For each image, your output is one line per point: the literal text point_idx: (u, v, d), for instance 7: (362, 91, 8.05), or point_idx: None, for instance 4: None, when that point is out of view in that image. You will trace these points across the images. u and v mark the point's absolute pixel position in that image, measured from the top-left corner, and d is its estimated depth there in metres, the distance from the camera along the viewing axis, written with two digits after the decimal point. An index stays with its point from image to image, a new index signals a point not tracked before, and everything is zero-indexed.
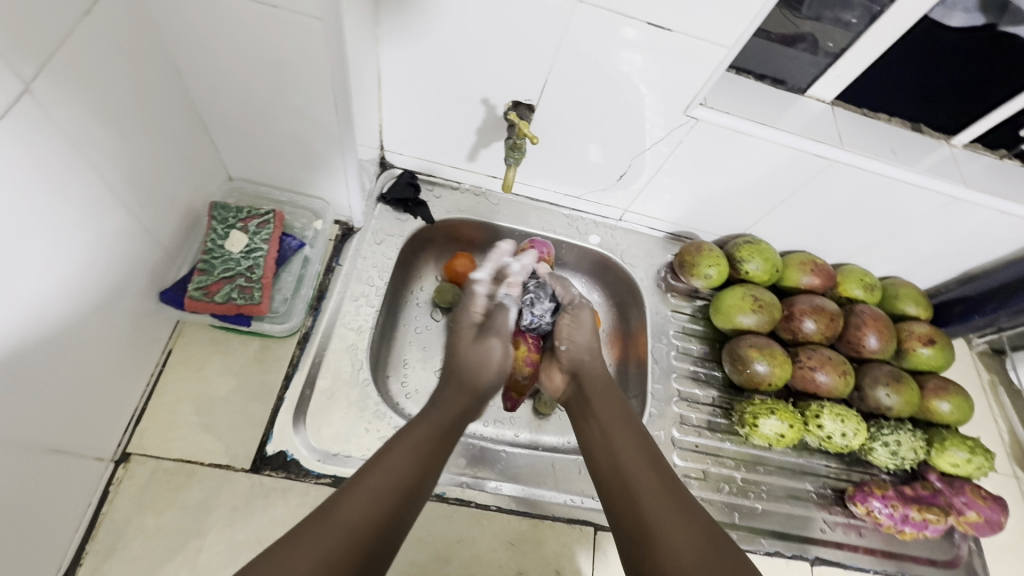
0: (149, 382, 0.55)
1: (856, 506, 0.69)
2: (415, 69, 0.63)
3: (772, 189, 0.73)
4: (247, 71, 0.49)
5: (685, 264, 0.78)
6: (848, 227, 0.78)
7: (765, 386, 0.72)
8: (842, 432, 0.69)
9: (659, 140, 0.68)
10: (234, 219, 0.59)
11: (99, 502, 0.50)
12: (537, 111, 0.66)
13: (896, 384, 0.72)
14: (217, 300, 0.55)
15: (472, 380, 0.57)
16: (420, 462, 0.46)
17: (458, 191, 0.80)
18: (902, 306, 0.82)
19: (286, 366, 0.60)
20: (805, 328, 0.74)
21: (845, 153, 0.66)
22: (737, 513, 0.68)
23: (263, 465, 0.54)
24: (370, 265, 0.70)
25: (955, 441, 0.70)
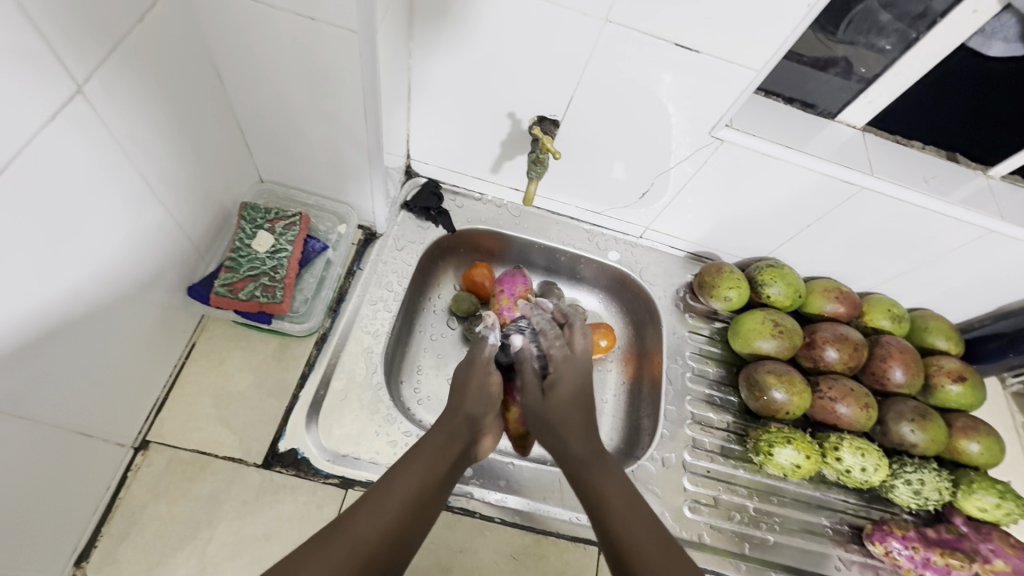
0: (172, 373, 0.57)
1: (874, 545, 0.66)
2: (445, 81, 0.64)
3: (798, 213, 0.72)
4: (283, 79, 0.51)
5: (705, 285, 0.77)
6: (876, 255, 0.77)
7: (782, 414, 0.70)
8: (861, 467, 0.67)
9: (684, 160, 0.68)
10: (263, 219, 0.60)
11: (117, 487, 0.51)
12: (562, 126, 0.66)
13: (921, 420, 0.70)
14: (241, 297, 0.56)
15: (479, 405, 0.57)
16: (419, 494, 0.46)
17: (480, 202, 0.81)
18: (931, 340, 0.80)
19: (303, 365, 0.61)
20: (827, 357, 0.72)
21: (875, 181, 0.64)
22: (747, 544, 0.66)
23: (275, 461, 0.55)
24: (390, 271, 0.71)
25: (983, 484, 0.67)
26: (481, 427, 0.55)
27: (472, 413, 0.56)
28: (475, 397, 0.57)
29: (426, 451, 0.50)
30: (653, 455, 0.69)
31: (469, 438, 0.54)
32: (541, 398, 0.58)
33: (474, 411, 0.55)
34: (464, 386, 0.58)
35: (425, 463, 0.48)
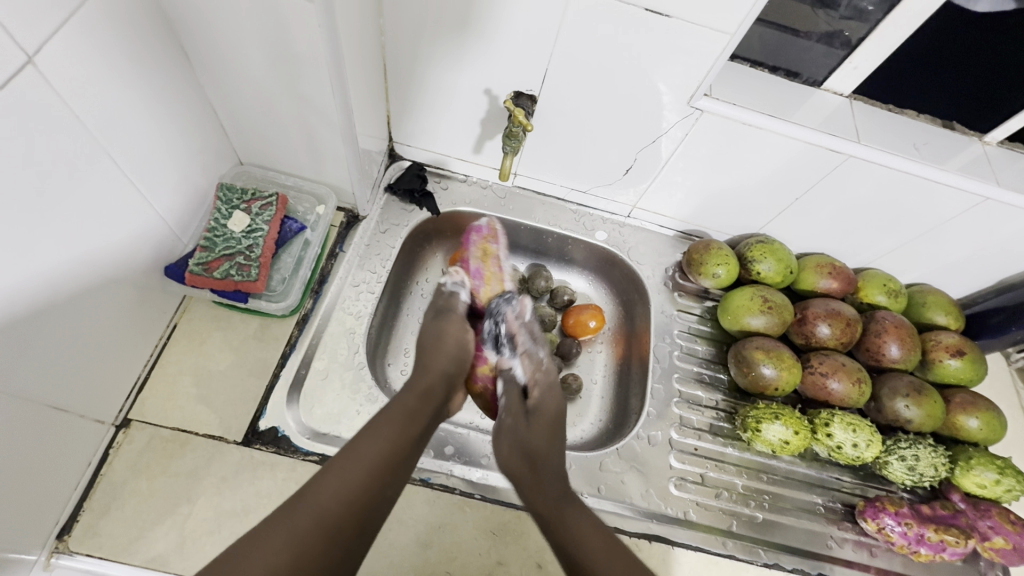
0: (152, 353, 0.58)
1: (867, 522, 0.64)
2: (420, 60, 0.64)
3: (785, 185, 0.70)
4: (249, 56, 0.51)
5: (693, 262, 0.76)
6: (870, 228, 0.75)
7: (772, 390, 0.69)
8: (853, 443, 0.65)
9: (665, 133, 0.66)
10: (239, 200, 0.61)
11: (99, 463, 0.52)
12: (539, 102, 0.66)
13: (917, 395, 0.68)
14: (215, 276, 0.57)
15: (446, 362, 0.56)
16: (390, 448, 0.45)
17: (465, 184, 0.81)
18: (931, 315, 0.77)
19: (283, 345, 0.61)
20: (819, 333, 0.71)
21: (861, 148, 0.62)
22: (735, 521, 0.64)
23: (254, 439, 0.56)
24: (373, 253, 0.71)
25: (982, 460, 0.65)
26: (455, 382, 0.56)
27: (442, 370, 0.55)
28: (449, 351, 0.58)
29: (398, 407, 0.48)
30: (639, 433, 0.68)
31: (444, 393, 0.54)
32: (518, 421, 0.56)
33: (443, 369, 0.55)
34: (437, 341, 0.58)
35: (396, 419, 0.47)
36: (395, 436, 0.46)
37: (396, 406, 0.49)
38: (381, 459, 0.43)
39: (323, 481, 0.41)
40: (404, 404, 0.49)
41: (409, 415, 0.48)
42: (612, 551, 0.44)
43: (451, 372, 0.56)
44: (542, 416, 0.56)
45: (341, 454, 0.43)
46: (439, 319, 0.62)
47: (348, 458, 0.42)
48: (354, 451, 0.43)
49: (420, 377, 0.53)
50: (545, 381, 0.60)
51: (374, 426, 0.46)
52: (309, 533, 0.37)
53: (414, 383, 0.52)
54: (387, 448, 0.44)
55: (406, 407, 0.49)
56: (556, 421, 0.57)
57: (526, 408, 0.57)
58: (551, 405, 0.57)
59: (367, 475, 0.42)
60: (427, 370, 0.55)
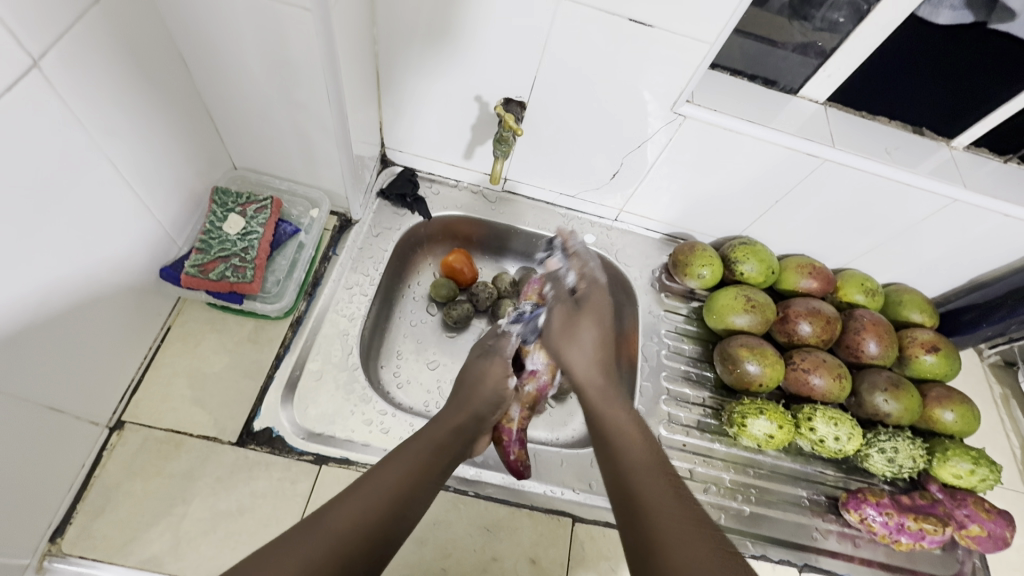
0: (147, 356, 0.58)
1: (849, 513, 0.66)
2: (411, 67, 0.65)
3: (766, 189, 0.73)
4: (246, 63, 0.53)
5: (679, 264, 0.79)
6: (848, 230, 0.77)
7: (756, 386, 0.71)
8: (835, 436, 0.67)
9: (651, 138, 0.69)
10: (234, 204, 0.62)
11: (92, 465, 0.52)
12: (528, 108, 0.68)
13: (895, 389, 0.70)
14: (211, 278, 0.57)
15: (481, 402, 0.59)
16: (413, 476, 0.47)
17: (456, 189, 0.82)
18: (906, 313, 0.80)
19: (278, 347, 0.62)
20: (800, 331, 0.73)
21: (836, 152, 0.65)
22: (724, 515, 0.66)
23: (249, 439, 0.56)
24: (367, 256, 0.72)
25: (957, 451, 0.68)
26: (485, 426, 0.58)
27: (476, 410, 0.58)
28: (487, 391, 0.60)
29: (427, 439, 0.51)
30: None
31: (471, 430, 0.56)
32: (568, 305, 0.61)
33: (478, 410, 0.58)
34: (478, 380, 0.61)
35: (423, 450, 0.50)
36: (415, 466, 0.47)
37: (423, 441, 0.51)
38: (405, 487, 0.45)
39: (343, 502, 0.42)
40: (434, 441, 0.51)
41: (435, 450, 0.50)
42: (667, 484, 0.45)
43: (481, 410, 0.58)
44: (587, 308, 0.60)
45: (366, 479, 0.45)
46: (488, 358, 0.63)
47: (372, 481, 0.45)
48: (380, 476, 0.45)
49: (453, 413, 0.56)
50: (587, 287, 0.62)
51: (400, 455, 0.48)
52: (326, 549, 0.38)
53: (446, 416, 0.55)
54: (408, 481, 0.46)
55: (434, 443, 0.51)
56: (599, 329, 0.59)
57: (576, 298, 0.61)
58: (598, 300, 0.61)
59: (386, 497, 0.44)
60: (462, 410, 0.57)
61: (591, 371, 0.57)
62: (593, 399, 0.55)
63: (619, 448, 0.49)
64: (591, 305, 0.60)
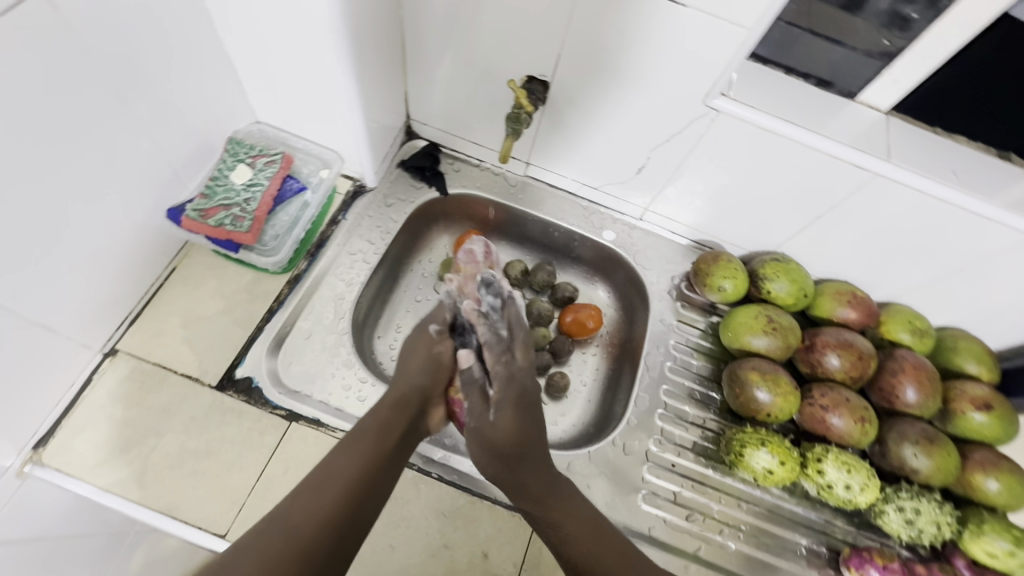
0: (149, 291, 0.60)
1: (850, 571, 0.60)
2: (436, 37, 0.64)
3: (807, 201, 0.66)
4: (262, 19, 0.53)
5: (700, 273, 0.73)
6: (900, 258, 0.69)
7: (764, 416, 0.64)
8: (846, 484, 0.60)
9: (680, 133, 0.64)
10: (245, 154, 0.63)
11: (82, 386, 0.55)
12: (551, 89, 0.65)
13: (928, 444, 0.62)
14: (209, 223, 0.58)
15: (419, 373, 0.57)
16: (360, 468, 0.48)
17: (478, 169, 0.81)
18: (960, 362, 0.71)
19: (272, 301, 0.63)
20: (827, 363, 0.66)
21: (890, 167, 0.58)
22: (704, 547, 0.61)
23: (228, 385, 0.57)
24: (375, 225, 0.72)
25: (994, 526, 0.59)
26: (432, 397, 0.57)
27: (414, 382, 0.57)
28: (419, 367, 0.58)
29: (372, 426, 0.52)
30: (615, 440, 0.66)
31: (417, 401, 0.56)
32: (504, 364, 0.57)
33: (417, 381, 0.57)
34: (408, 357, 0.59)
35: (367, 438, 0.51)
36: (361, 457, 0.49)
37: (368, 424, 0.52)
38: (350, 486, 0.47)
39: (301, 497, 0.45)
40: (378, 420, 0.53)
41: (378, 436, 0.51)
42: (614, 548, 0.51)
43: (426, 384, 0.57)
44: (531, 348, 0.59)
45: (316, 478, 0.47)
46: (422, 328, 0.61)
47: (321, 481, 0.47)
48: (330, 474, 0.47)
49: (395, 387, 0.56)
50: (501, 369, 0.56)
51: (348, 443, 0.50)
52: (281, 539, 0.42)
53: (391, 394, 0.55)
54: (355, 475, 0.47)
55: (378, 425, 0.52)
56: (545, 355, 0.59)
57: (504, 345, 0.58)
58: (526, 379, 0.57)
59: (335, 498, 0.46)
60: (402, 379, 0.56)
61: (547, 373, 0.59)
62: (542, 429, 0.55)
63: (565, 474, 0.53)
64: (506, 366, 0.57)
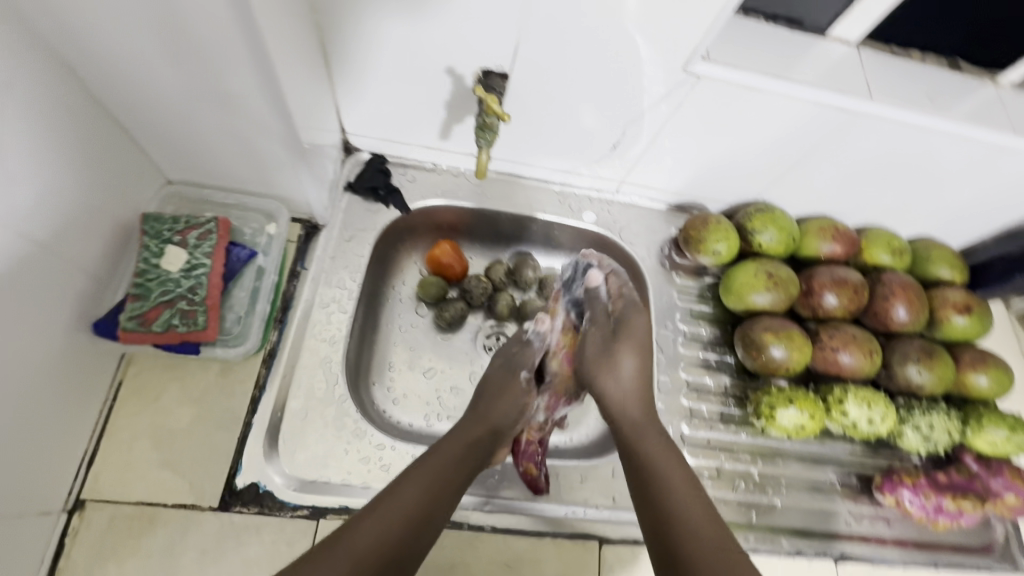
0: (98, 421, 0.50)
1: (884, 496, 0.64)
2: (366, 40, 0.54)
3: (789, 148, 0.63)
4: (151, 62, 0.42)
5: (691, 239, 0.71)
6: (877, 187, 0.69)
7: (782, 371, 0.65)
8: (868, 419, 0.63)
9: (657, 104, 0.59)
10: (170, 231, 0.52)
11: (55, 556, 0.46)
12: (510, 79, 0.57)
13: (928, 359, 0.66)
14: (155, 330, 0.49)
15: (503, 413, 0.54)
16: (434, 490, 0.45)
17: (434, 173, 0.72)
18: (935, 270, 0.74)
19: (252, 389, 0.54)
20: (827, 304, 0.67)
21: (873, 105, 0.56)
22: (754, 512, 0.62)
23: (233, 500, 0.50)
24: (341, 266, 0.63)
25: (993, 419, 0.64)
26: (506, 437, 0.54)
27: (497, 422, 0.53)
28: (507, 406, 0.54)
29: (446, 449, 0.49)
30: None
31: (489, 436, 0.52)
32: (604, 336, 0.54)
33: (498, 424, 0.53)
34: (502, 391, 0.55)
35: (440, 461, 0.47)
36: (434, 480, 0.45)
37: (440, 452, 0.48)
38: (422, 508, 0.43)
39: (363, 524, 0.41)
40: (450, 453, 0.48)
41: (451, 462, 0.48)
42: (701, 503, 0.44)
43: (501, 427, 0.53)
44: (629, 332, 0.55)
45: (384, 495, 0.43)
46: (511, 373, 0.56)
47: (391, 498, 0.43)
48: (401, 493, 0.43)
49: (472, 423, 0.52)
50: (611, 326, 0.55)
51: (417, 468, 0.46)
52: (343, 571, 0.38)
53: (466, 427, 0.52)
54: (427, 496, 0.44)
55: (453, 452, 0.49)
56: (639, 360, 0.54)
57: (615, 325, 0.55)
58: (642, 330, 0.55)
59: (405, 519, 0.42)
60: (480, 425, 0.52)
61: (629, 397, 0.52)
62: (638, 439, 0.49)
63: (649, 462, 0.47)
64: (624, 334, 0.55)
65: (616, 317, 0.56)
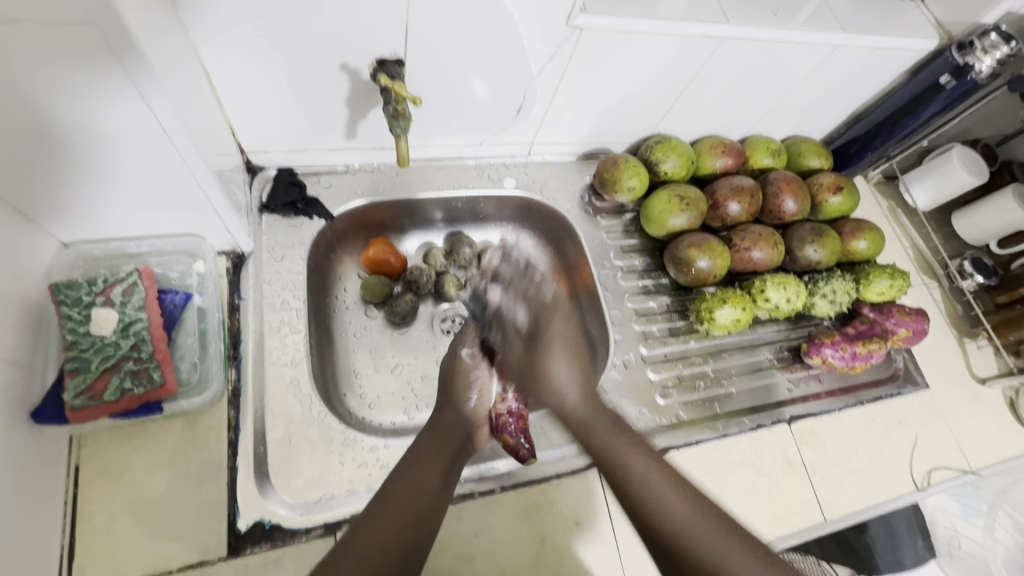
0: (66, 514, 0.46)
1: (812, 358, 0.74)
2: (248, 51, 0.52)
3: (672, 80, 0.70)
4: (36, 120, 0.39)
5: (606, 182, 0.76)
6: (749, 100, 0.78)
7: (710, 279, 0.74)
8: (786, 299, 0.73)
9: (549, 63, 0.62)
10: (89, 294, 0.48)
11: None
12: (406, 64, 0.58)
13: (820, 238, 0.76)
14: (108, 399, 0.46)
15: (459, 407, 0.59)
16: (419, 506, 0.48)
17: (348, 174, 0.71)
18: (807, 161, 0.85)
19: (226, 433, 0.52)
20: (731, 212, 0.76)
21: (732, 28, 0.63)
22: (717, 404, 0.70)
23: (241, 544, 0.49)
24: (280, 288, 0.62)
25: (877, 272, 0.77)
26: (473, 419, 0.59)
27: (458, 420, 0.58)
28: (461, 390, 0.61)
29: (422, 452, 0.53)
30: (614, 363, 0.70)
31: (460, 443, 0.56)
32: (522, 351, 0.61)
33: (463, 418, 0.58)
34: (452, 379, 0.62)
35: (420, 464, 0.51)
36: (420, 496, 0.49)
37: (419, 453, 0.53)
38: (415, 514, 0.47)
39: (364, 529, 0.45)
40: (427, 456, 0.52)
41: (430, 479, 0.50)
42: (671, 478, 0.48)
43: (465, 412, 0.59)
44: (548, 344, 0.61)
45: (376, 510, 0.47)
46: (453, 354, 0.63)
47: (381, 511, 0.47)
48: (389, 511, 0.47)
49: (438, 420, 0.58)
50: (539, 303, 0.63)
51: (397, 481, 0.49)
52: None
53: (431, 439, 0.55)
54: (416, 506, 0.48)
55: (431, 453, 0.53)
56: (570, 362, 0.59)
57: (531, 335, 0.62)
58: (559, 333, 0.62)
59: (396, 535, 0.45)
60: (444, 417, 0.58)
61: (567, 386, 0.57)
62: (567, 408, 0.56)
63: (618, 458, 0.50)
64: (545, 309, 0.63)
65: (529, 332, 0.62)
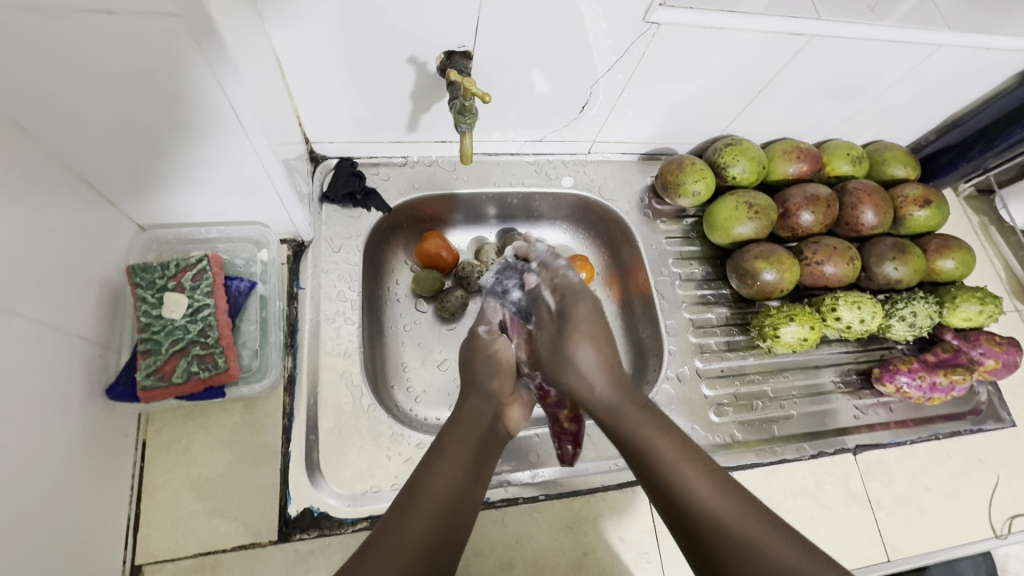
0: (133, 484, 0.49)
1: (884, 386, 0.69)
2: (318, 41, 0.51)
3: (749, 79, 0.65)
4: (122, 108, 0.39)
5: (670, 184, 0.72)
6: (832, 102, 0.72)
7: (776, 292, 0.69)
8: (860, 319, 0.68)
9: (614, 66, 0.60)
10: (162, 278, 0.50)
11: None
12: (474, 58, 0.57)
13: (903, 255, 0.70)
14: (176, 382, 0.48)
15: (484, 379, 0.56)
16: (452, 492, 0.46)
17: (406, 167, 0.70)
18: (891, 170, 0.79)
19: (281, 419, 0.53)
20: (803, 222, 0.71)
21: (823, 25, 0.58)
22: (775, 426, 0.66)
23: (291, 530, 0.50)
24: (336, 279, 0.62)
25: (966, 296, 0.70)
26: (501, 395, 0.56)
27: (484, 392, 0.56)
28: (485, 374, 0.56)
29: (451, 439, 0.50)
30: (668, 375, 0.68)
31: (489, 423, 0.53)
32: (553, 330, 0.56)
33: (485, 387, 0.56)
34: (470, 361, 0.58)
35: (453, 451, 0.49)
36: (453, 481, 0.47)
37: (453, 439, 0.50)
38: (452, 500, 0.45)
39: (404, 512, 0.44)
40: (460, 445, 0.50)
41: (463, 469, 0.48)
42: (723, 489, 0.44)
43: (490, 391, 0.56)
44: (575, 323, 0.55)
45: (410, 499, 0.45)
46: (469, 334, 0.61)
47: (413, 501, 0.44)
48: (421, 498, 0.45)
49: (465, 401, 0.55)
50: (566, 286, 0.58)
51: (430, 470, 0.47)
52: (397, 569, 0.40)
53: (465, 414, 0.53)
54: (451, 492, 0.46)
55: (463, 439, 0.50)
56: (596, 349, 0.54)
57: (555, 400, 0.55)
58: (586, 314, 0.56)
59: (433, 521, 0.43)
60: (467, 397, 0.55)
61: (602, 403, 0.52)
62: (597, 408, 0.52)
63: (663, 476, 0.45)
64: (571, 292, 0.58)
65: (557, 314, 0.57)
